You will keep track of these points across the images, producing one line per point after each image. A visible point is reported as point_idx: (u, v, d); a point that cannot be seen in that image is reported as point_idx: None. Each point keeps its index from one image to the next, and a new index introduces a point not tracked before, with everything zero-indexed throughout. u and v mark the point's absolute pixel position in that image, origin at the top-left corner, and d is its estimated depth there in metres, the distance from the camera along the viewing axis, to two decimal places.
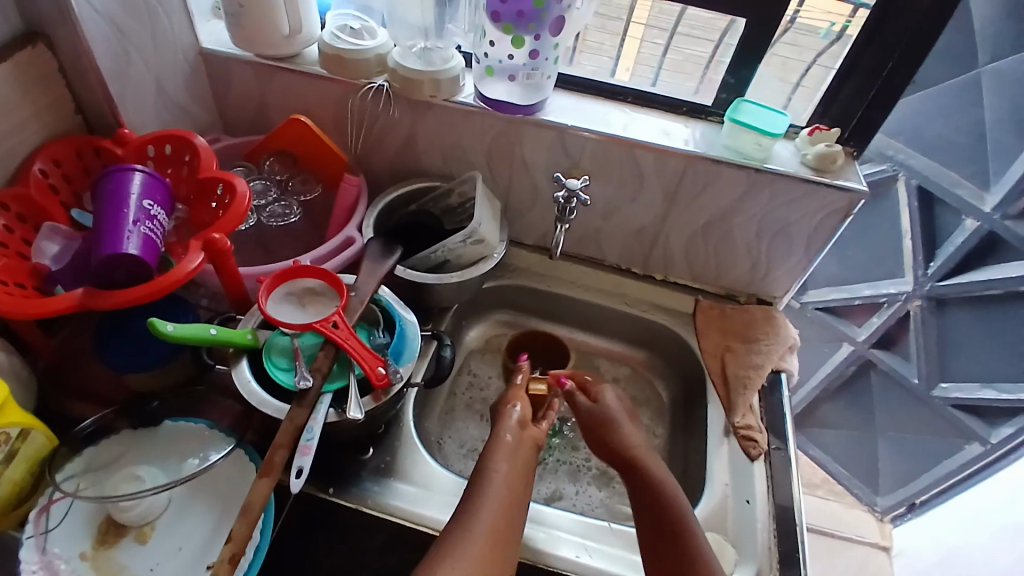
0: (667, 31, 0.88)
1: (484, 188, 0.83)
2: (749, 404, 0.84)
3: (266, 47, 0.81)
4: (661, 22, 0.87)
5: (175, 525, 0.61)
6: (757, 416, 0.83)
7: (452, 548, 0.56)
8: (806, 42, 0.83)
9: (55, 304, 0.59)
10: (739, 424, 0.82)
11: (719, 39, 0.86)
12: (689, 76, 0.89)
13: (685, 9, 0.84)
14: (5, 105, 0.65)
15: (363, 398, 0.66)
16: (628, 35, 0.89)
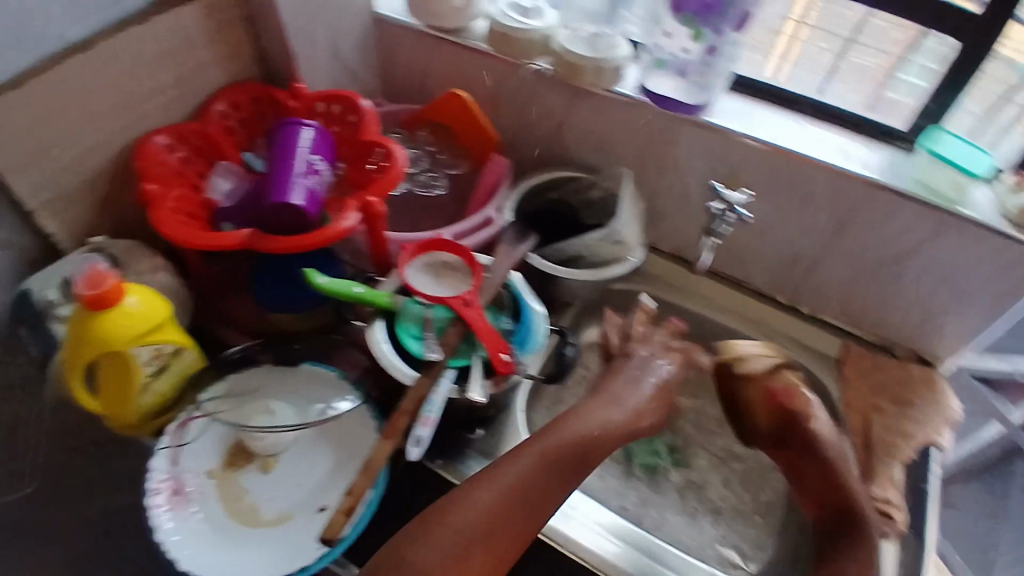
0: (846, 41, 0.79)
1: (631, 188, 0.78)
2: (891, 475, 0.75)
3: (436, 19, 0.80)
4: (836, 29, 0.79)
5: (295, 462, 0.64)
6: (899, 491, 0.74)
7: (432, 525, 0.56)
8: (996, 72, 0.73)
9: (223, 239, 0.62)
10: (877, 497, 0.73)
11: (899, 55, 0.77)
12: (865, 90, 0.81)
13: (869, 15, 0.76)
14: (196, 46, 0.71)
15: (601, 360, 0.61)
16: (794, 38, 0.81)
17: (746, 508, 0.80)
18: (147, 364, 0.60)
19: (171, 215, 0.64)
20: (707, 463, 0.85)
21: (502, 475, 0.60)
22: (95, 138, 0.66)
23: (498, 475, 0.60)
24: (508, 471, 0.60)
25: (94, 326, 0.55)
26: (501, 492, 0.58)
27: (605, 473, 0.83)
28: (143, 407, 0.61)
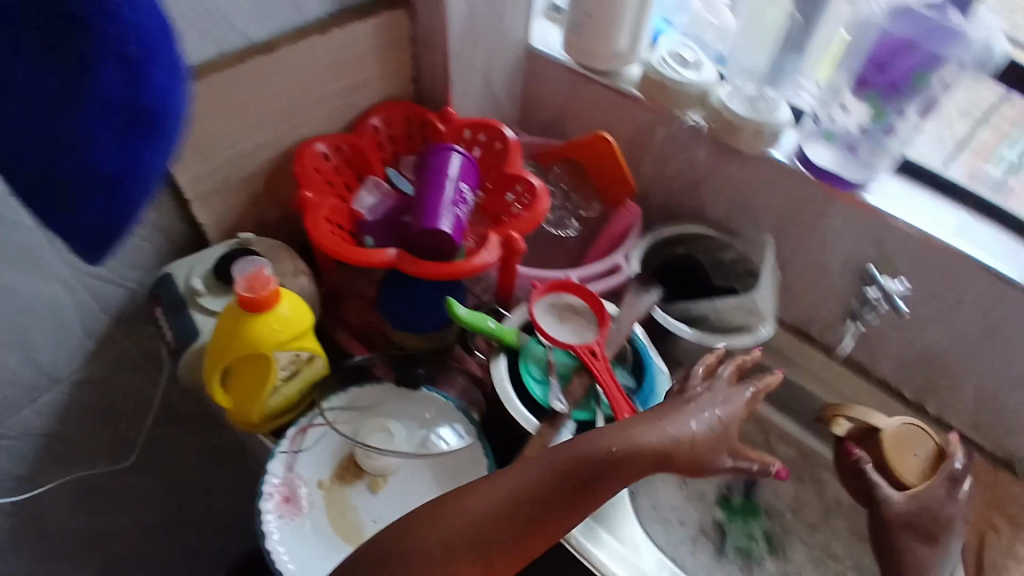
0: (975, 119, 0.77)
1: (773, 258, 0.76)
2: None
3: (593, 59, 0.79)
4: (965, 107, 0.77)
5: (402, 487, 0.64)
6: None
7: (430, 509, 0.51)
8: None
9: (374, 257, 0.64)
10: None
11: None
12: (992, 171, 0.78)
13: (1008, 97, 0.73)
14: (362, 61, 0.71)
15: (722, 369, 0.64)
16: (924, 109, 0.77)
17: None
18: (283, 368, 0.60)
19: (324, 226, 0.66)
20: (803, 556, 0.81)
21: (512, 475, 0.52)
22: (260, 138, 0.67)
23: (510, 474, 0.52)
24: (523, 471, 0.52)
25: (244, 327, 0.56)
26: (508, 496, 0.51)
27: (698, 549, 0.80)
28: (268, 407, 0.62)
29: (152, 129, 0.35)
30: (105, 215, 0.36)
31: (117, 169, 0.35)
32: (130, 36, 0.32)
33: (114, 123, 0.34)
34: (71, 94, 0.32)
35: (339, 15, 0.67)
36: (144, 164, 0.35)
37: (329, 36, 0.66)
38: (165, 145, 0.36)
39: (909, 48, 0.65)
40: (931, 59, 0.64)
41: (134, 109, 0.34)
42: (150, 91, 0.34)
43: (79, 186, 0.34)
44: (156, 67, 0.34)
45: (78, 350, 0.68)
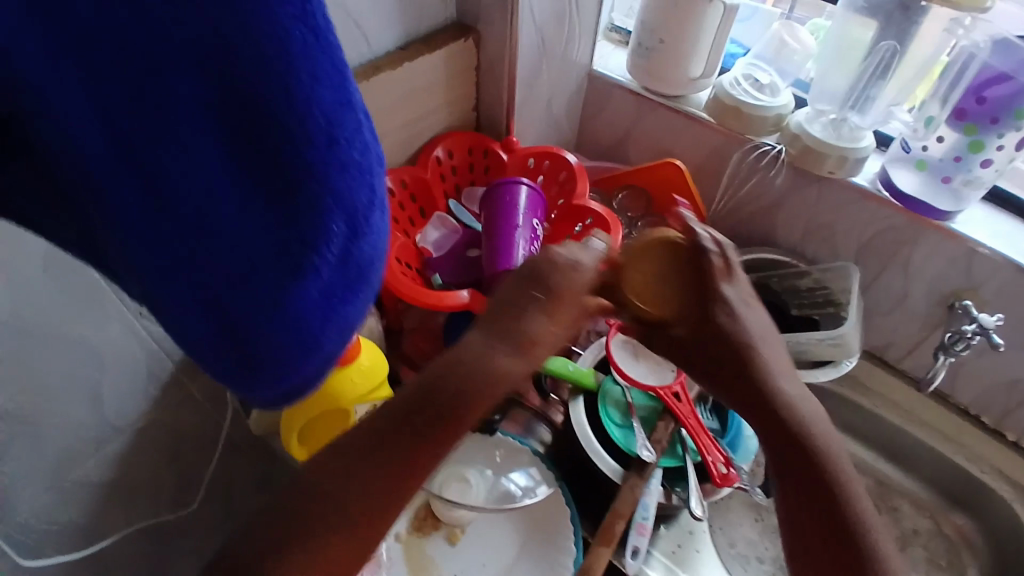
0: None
1: (859, 289, 0.73)
2: None
3: (661, 83, 0.76)
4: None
5: (482, 538, 0.62)
6: None
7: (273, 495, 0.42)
8: None
9: (446, 300, 0.61)
10: None
11: None
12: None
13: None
14: (430, 93, 0.69)
15: (711, 259, 0.51)
16: None
17: None
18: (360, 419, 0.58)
19: (397, 266, 0.64)
20: None
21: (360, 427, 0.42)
22: None
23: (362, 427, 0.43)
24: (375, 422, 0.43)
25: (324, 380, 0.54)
26: (358, 453, 0.41)
27: None
28: None
29: (359, 279, 0.32)
30: (296, 366, 0.33)
31: (319, 321, 0.31)
32: (357, 192, 0.29)
33: (327, 281, 0.30)
34: (298, 258, 0.29)
35: (406, 47, 0.65)
36: (343, 314, 0.32)
37: (400, 69, 0.63)
38: (365, 292, 0.33)
39: (1011, 79, 0.60)
40: None
41: (345, 258, 0.30)
42: (368, 242, 0.31)
43: (282, 343, 0.31)
44: (377, 217, 0.31)
45: None
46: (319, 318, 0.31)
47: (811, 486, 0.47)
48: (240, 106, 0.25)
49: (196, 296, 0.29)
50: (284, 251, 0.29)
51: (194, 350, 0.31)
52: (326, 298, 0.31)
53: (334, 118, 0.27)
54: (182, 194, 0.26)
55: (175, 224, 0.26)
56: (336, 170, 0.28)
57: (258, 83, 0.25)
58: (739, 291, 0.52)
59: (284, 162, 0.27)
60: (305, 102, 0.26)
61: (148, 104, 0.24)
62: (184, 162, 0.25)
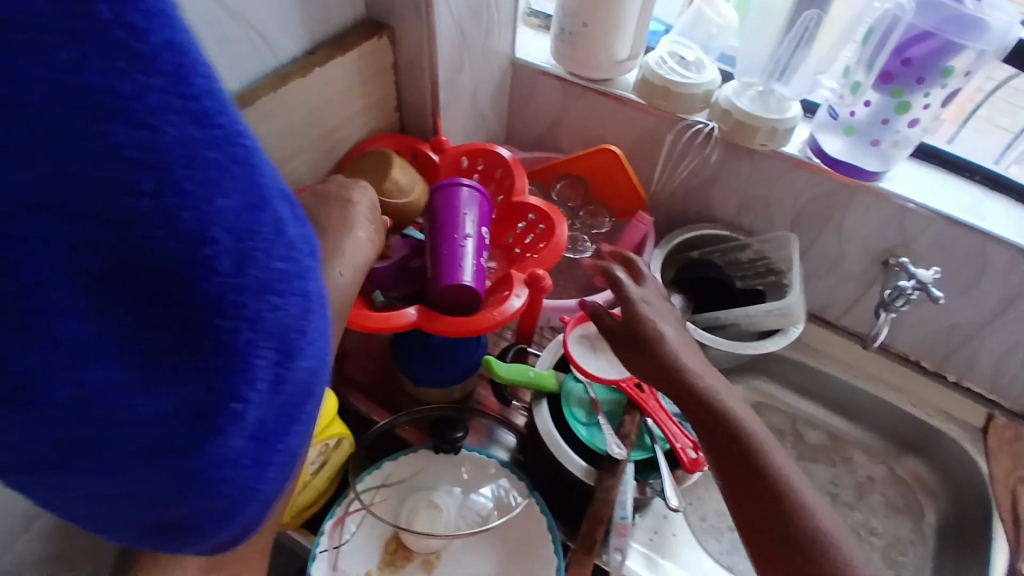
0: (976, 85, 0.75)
1: (798, 256, 0.73)
2: None
3: (587, 68, 0.74)
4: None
5: (459, 561, 0.59)
6: None
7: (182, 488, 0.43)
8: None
9: (393, 321, 0.57)
10: None
11: None
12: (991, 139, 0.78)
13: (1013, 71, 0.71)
14: (346, 97, 0.64)
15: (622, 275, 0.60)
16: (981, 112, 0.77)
17: None
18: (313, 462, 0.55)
19: None
20: None
21: None
22: None
23: None
24: None
25: None
26: None
27: None
28: (299, 504, 0.56)
29: (302, 397, 0.32)
30: (240, 514, 0.32)
31: (263, 455, 0.30)
32: (284, 308, 0.29)
33: (257, 424, 0.29)
34: (218, 407, 0.27)
35: (316, 51, 0.60)
36: (283, 443, 0.31)
37: (311, 77, 0.58)
38: (308, 413, 0.33)
39: (933, 37, 0.61)
40: (956, 49, 0.61)
41: (278, 385, 0.30)
42: (303, 361, 0.31)
43: (221, 498, 0.30)
44: (310, 323, 0.31)
45: None
46: (248, 464, 0.30)
47: (745, 467, 0.50)
48: (123, 243, 0.23)
49: (102, 479, 0.27)
50: (207, 403, 0.27)
51: (117, 531, 0.31)
52: (255, 443, 0.30)
53: (253, 222, 0.26)
54: (72, 381, 0.24)
55: (72, 412, 0.24)
56: (251, 299, 0.27)
57: (150, 222, 0.23)
58: (649, 293, 0.60)
59: (195, 298, 0.25)
60: (204, 213, 0.24)
61: (22, 301, 0.21)
62: (67, 348, 0.23)
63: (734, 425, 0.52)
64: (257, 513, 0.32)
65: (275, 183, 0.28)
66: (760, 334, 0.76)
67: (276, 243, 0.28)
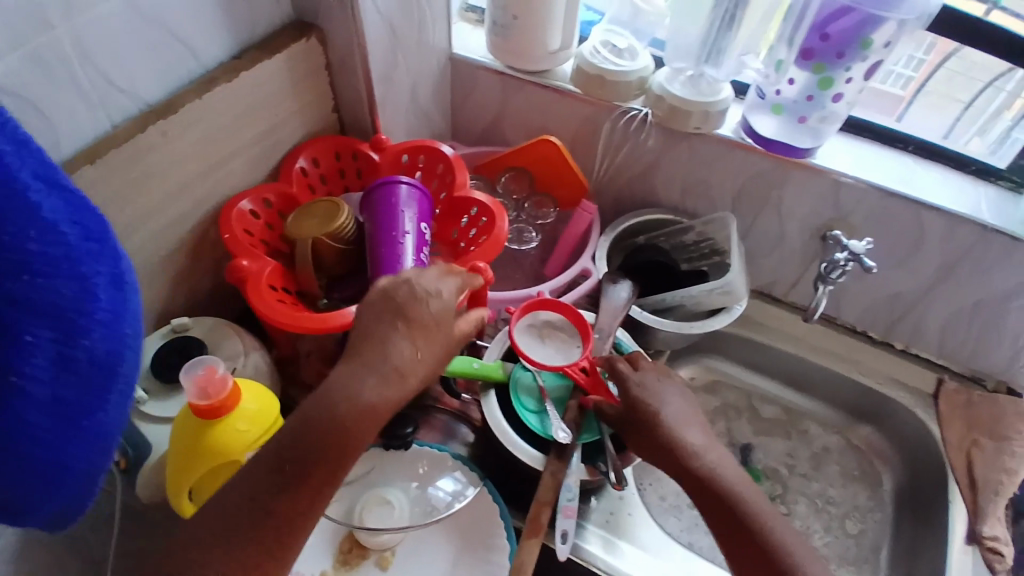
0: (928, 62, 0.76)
1: (737, 235, 0.75)
2: (999, 515, 0.73)
3: (522, 59, 0.75)
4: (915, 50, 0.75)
5: (414, 555, 0.60)
6: (1006, 528, 0.72)
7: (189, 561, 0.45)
8: None
9: (334, 320, 0.58)
10: (986, 535, 0.71)
11: (989, 82, 0.76)
12: (943, 113, 0.79)
13: (960, 48, 0.73)
14: (278, 99, 0.63)
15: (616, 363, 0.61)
16: (929, 90, 0.78)
17: (851, 555, 0.79)
18: None
19: (271, 294, 0.60)
20: (808, 509, 0.82)
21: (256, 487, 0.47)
22: (175, 210, 0.58)
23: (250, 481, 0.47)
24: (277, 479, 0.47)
25: (204, 436, 0.49)
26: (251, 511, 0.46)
27: None
28: None
29: (101, 375, 0.39)
30: (67, 484, 0.39)
31: (71, 430, 0.38)
32: (56, 289, 0.35)
33: (49, 398, 0.36)
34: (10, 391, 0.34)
35: (241, 56, 0.60)
36: (90, 416, 0.39)
37: (237, 82, 0.58)
38: (115, 388, 0.40)
39: (852, 11, 0.62)
40: (871, 22, 0.62)
41: (65, 364, 0.36)
42: (91, 339, 0.37)
43: (41, 470, 0.37)
44: (95, 302, 0.37)
45: None
46: (50, 433, 0.37)
47: (736, 530, 0.51)
48: None
49: None
50: None
51: None
52: (55, 414, 0.37)
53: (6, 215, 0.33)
54: None
55: None
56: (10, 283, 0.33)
57: None
58: (645, 375, 0.61)
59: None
60: None
61: None
62: None
63: (726, 494, 0.52)
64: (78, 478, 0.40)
65: (33, 176, 0.35)
66: (706, 314, 0.78)
67: (36, 234, 0.34)
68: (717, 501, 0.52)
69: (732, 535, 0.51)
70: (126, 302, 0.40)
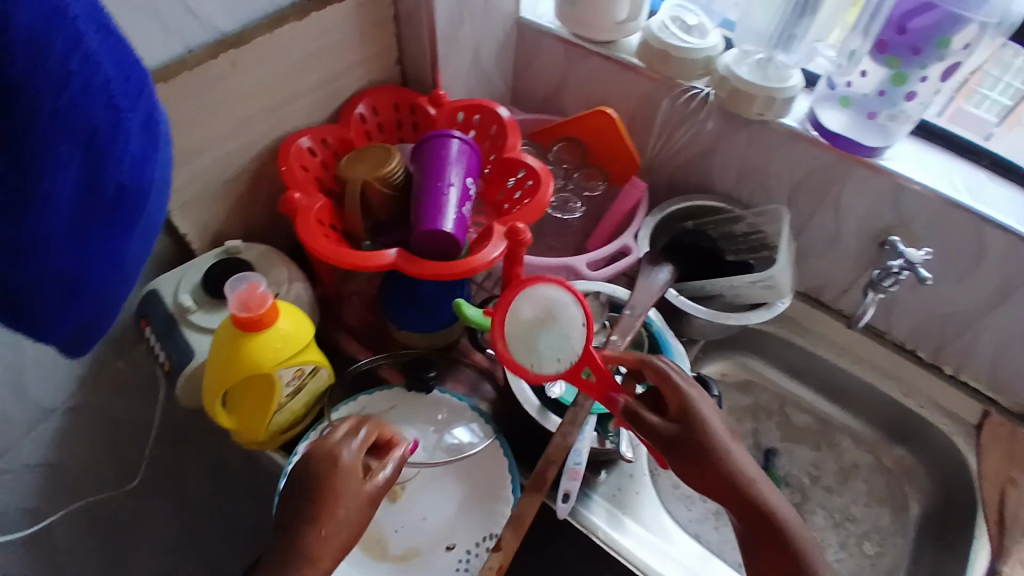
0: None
1: (788, 231, 0.73)
2: None
3: (588, 28, 0.75)
4: (1009, 76, 0.72)
5: (424, 494, 0.62)
6: None
7: None
8: None
9: (372, 260, 0.60)
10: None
11: None
12: None
13: None
14: (345, 44, 0.66)
15: (666, 366, 0.54)
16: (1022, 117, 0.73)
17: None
18: (288, 383, 0.58)
19: (317, 228, 0.62)
20: (824, 522, 0.80)
21: None
22: (239, 139, 0.62)
23: None
24: None
25: (240, 347, 0.52)
26: None
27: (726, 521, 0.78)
28: (274, 425, 0.60)
29: (125, 204, 0.37)
30: (77, 308, 0.38)
31: (94, 257, 0.37)
32: (90, 111, 0.34)
33: (75, 214, 0.35)
34: (32, 191, 0.33)
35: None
36: (108, 247, 0.38)
37: (307, 21, 0.60)
38: (138, 226, 0.39)
39: (931, 9, 0.60)
40: (953, 20, 0.60)
41: (93, 190, 0.35)
42: (119, 170, 0.36)
43: (46, 284, 0.36)
44: (127, 135, 0.36)
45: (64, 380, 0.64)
46: (71, 249, 0.36)
47: (785, 558, 0.51)
48: None
49: None
50: (16, 185, 0.32)
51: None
52: (76, 231, 0.36)
53: (52, 34, 0.31)
54: None
55: None
56: (57, 101, 0.32)
57: None
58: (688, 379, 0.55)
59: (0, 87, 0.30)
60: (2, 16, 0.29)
61: None
62: None
63: (769, 508, 0.51)
64: (93, 306, 0.39)
65: (83, 9, 0.33)
66: (747, 307, 0.76)
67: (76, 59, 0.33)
68: (758, 514, 0.51)
69: (766, 544, 0.52)
70: (157, 145, 0.39)
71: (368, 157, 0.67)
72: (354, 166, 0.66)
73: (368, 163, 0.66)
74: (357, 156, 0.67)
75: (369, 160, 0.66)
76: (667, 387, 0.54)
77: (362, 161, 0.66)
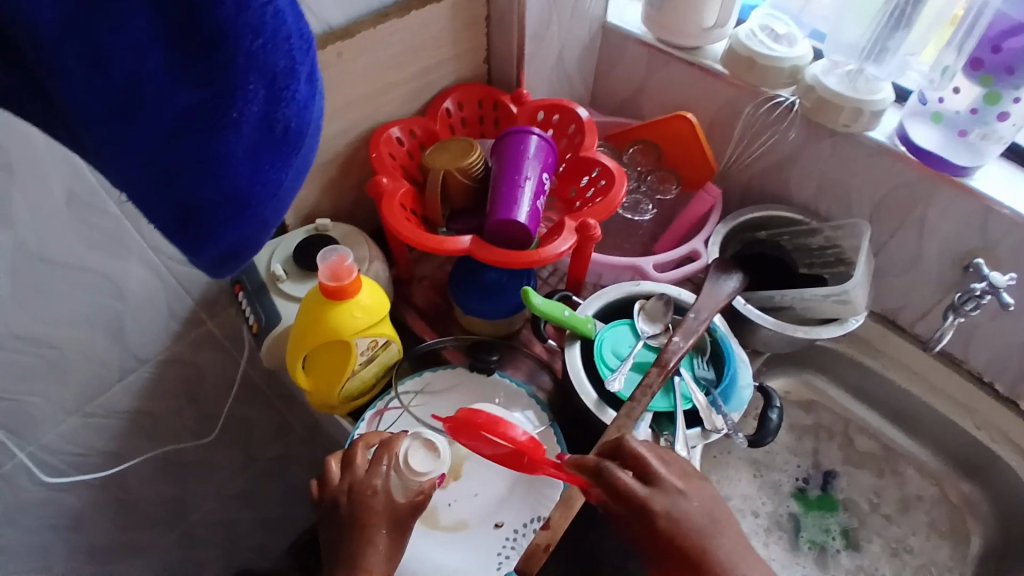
0: None
1: (869, 245, 0.71)
2: None
3: (673, 34, 0.76)
4: None
5: (478, 471, 0.65)
6: None
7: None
8: None
9: (447, 245, 0.63)
10: None
11: None
12: None
13: None
14: (439, 41, 0.70)
15: (612, 473, 0.48)
16: None
17: None
18: (362, 353, 0.61)
19: (400, 211, 0.66)
20: (879, 550, 0.77)
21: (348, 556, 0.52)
22: (338, 125, 0.67)
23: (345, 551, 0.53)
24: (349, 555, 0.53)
25: (325, 312, 0.57)
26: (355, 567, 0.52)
27: (771, 538, 0.77)
28: (345, 391, 0.64)
29: (287, 143, 0.35)
30: (238, 231, 0.36)
31: (258, 190, 0.35)
32: (275, 59, 0.32)
33: (250, 140, 0.33)
34: (220, 113, 0.31)
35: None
36: (268, 178, 0.35)
37: (407, 18, 0.64)
38: (296, 161, 0.37)
39: None
40: None
41: (266, 127, 0.34)
42: (290, 112, 0.34)
43: (218, 205, 0.34)
44: (297, 83, 0.34)
45: (167, 333, 0.71)
46: (244, 175, 0.34)
47: None
48: None
49: (141, 161, 0.31)
50: (209, 109, 0.31)
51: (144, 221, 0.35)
52: (252, 159, 0.34)
53: None
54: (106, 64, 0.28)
55: (127, 87, 0.29)
56: (248, 36, 0.30)
57: None
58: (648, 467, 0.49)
59: (208, 18, 0.29)
60: None
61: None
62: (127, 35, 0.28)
63: None
64: (252, 231, 0.37)
65: None
66: (817, 321, 0.75)
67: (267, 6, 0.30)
68: None
69: None
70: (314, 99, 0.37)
71: (451, 148, 0.70)
72: (437, 156, 0.69)
73: (450, 154, 0.70)
74: (439, 147, 0.71)
75: (451, 151, 0.70)
76: (621, 493, 0.47)
77: (445, 151, 0.70)
